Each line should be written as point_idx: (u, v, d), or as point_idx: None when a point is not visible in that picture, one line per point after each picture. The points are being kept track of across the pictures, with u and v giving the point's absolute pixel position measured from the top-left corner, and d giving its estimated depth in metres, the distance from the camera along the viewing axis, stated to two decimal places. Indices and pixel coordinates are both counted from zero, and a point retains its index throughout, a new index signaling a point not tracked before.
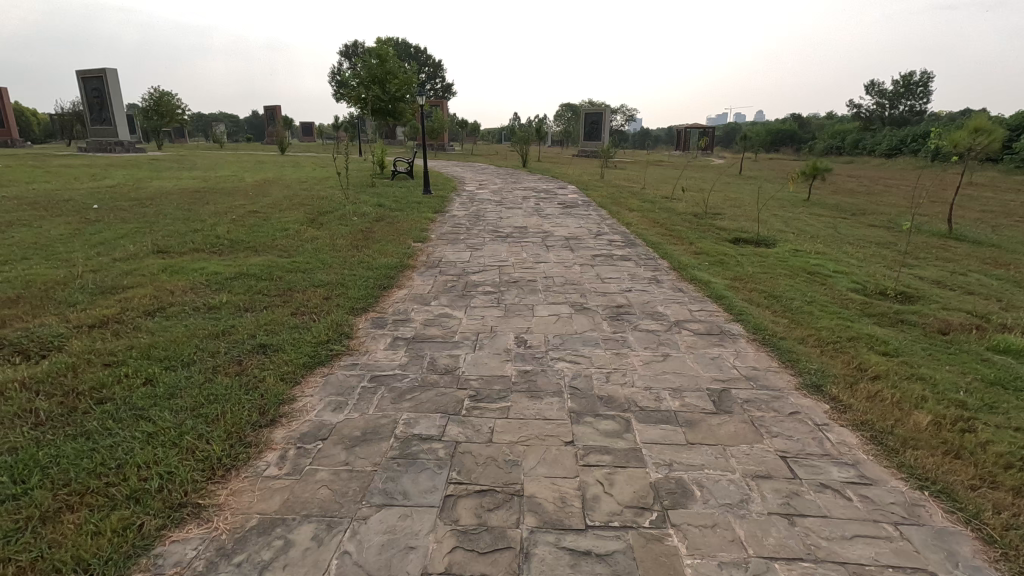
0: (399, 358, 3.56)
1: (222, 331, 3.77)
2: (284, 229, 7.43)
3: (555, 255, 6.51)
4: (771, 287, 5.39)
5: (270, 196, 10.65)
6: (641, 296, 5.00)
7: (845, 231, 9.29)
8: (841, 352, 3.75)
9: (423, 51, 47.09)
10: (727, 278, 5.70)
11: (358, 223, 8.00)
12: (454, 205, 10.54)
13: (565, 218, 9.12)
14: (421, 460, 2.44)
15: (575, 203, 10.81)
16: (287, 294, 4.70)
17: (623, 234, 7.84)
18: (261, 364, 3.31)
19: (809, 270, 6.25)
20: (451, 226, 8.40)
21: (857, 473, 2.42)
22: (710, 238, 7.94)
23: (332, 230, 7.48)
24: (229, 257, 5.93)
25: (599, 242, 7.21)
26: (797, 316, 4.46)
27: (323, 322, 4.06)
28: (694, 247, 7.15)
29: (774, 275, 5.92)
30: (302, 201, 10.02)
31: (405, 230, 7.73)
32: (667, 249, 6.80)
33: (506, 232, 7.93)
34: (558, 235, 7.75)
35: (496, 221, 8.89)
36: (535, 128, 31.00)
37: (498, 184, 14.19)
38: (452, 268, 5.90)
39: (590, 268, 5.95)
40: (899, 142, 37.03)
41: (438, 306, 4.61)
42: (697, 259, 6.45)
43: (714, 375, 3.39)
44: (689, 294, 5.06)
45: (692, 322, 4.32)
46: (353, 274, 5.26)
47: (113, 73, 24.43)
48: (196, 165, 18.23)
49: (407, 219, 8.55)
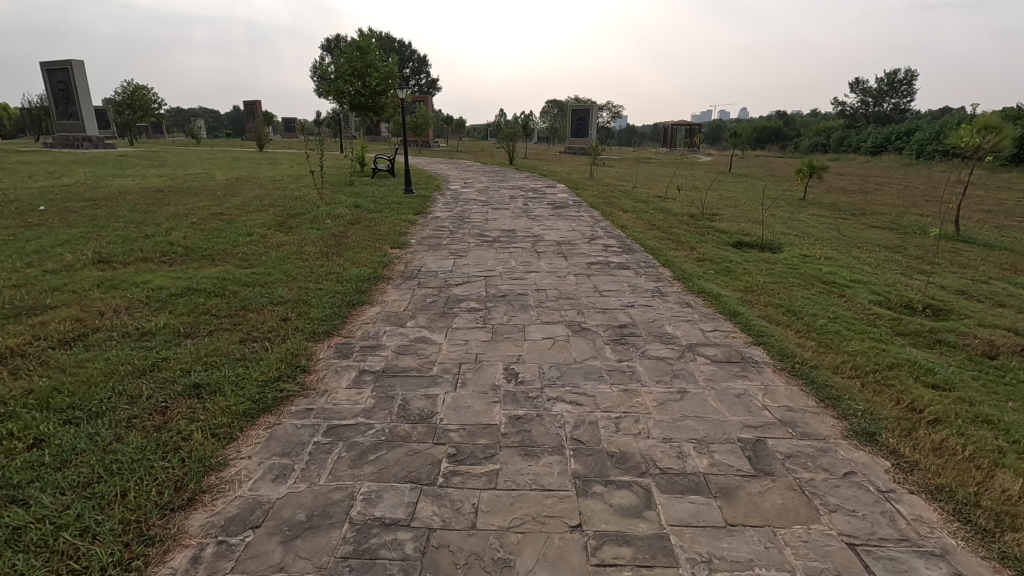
0: (363, 401, 2.94)
1: (150, 367, 3.12)
2: (248, 234, 6.76)
3: (547, 263, 5.93)
4: (787, 300, 4.87)
5: (239, 196, 9.95)
6: (646, 312, 4.43)
7: (849, 234, 8.82)
8: (886, 385, 3.21)
9: (407, 45, 46.12)
10: (737, 289, 5.16)
11: (331, 226, 7.34)
12: (437, 206, 9.91)
13: (556, 221, 8.54)
14: (381, 561, 1.84)
15: (566, 203, 10.25)
16: (239, 314, 4.05)
17: (618, 239, 7.27)
18: (190, 413, 2.67)
19: (823, 279, 5.74)
20: (433, 229, 7.79)
21: (952, 570, 1.86)
22: (710, 242, 7.42)
23: (302, 234, 6.82)
24: (179, 267, 5.26)
25: (593, 248, 6.65)
26: (824, 338, 3.92)
27: (276, 351, 3.41)
28: (696, 252, 6.61)
29: (787, 285, 5.40)
30: (273, 202, 9.32)
31: (382, 234, 7.09)
32: (667, 256, 6.26)
33: (492, 236, 7.34)
34: (549, 239, 7.17)
35: (482, 224, 8.30)
36: (522, 124, 30.35)
37: (484, 182, 13.56)
38: (433, 278, 5.29)
39: (586, 279, 5.38)
40: (884, 140, 36.98)
41: (415, 328, 3.99)
42: (701, 267, 5.91)
43: (743, 419, 2.82)
44: (699, 310, 4.51)
45: (707, 346, 3.76)
46: (318, 290, 4.63)
47: (80, 66, 23.36)
48: (167, 161, 17.36)
49: (385, 221, 7.91)
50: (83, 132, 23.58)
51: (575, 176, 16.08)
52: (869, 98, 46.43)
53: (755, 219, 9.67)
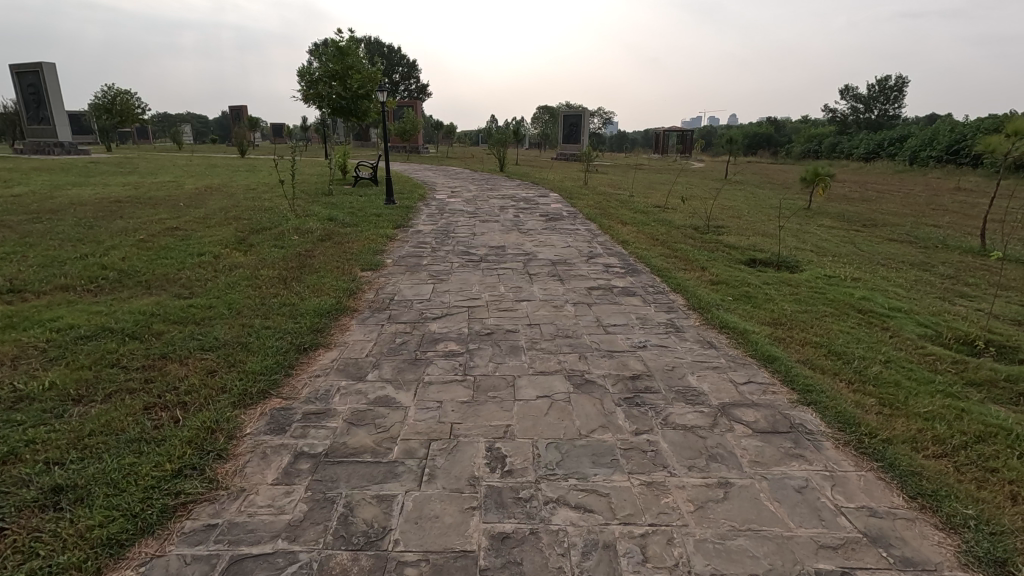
0: (290, 508, 2.12)
1: (3, 457, 2.29)
2: (199, 254, 5.92)
3: (541, 288, 5.14)
4: (825, 336, 4.12)
5: (203, 207, 9.09)
6: (662, 357, 3.65)
7: (867, 249, 8.15)
8: (987, 470, 2.46)
9: (396, 49, 45.30)
10: (764, 322, 4.40)
11: (296, 244, 6.51)
12: (421, 217, 9.13)
13: (550, 235, 7.77)
14: None
15: (559, 215, 9.53)
16: (156, 366, 3.22)
17: (619, 257, 6.51)
18: (28, 543, 1.85)
19: (857, 305, 5.02)
20: (413, 246, 6.99)
21: None
22: (721, 260, 6.71)
23: (261, 254, 5.99)
24: (103, 298, 4.42)
25: (593, 269, 5.90)
26: (887, 395, 3.16)
27: (188, 426, 2.58)
28: (708, 274, 5.88)
29: (820, 316, 4.65)
30: (238, 214, 8.48)
31: (354, 254, 6.27)
32: (678, 279, 5.52)
33: (479, 254, 6.57)
34: (542, 257, 6.39)
35: (468, 239, 7.51)
36: (513, 129, 29.66)
37: (472, 191, 12.80)
38: (407, 310, 4.49)
39: (587, 309, 4.59)
40: (877, 146, 36.70)
41: (377, 384, 3.18)
42: (716, 293, 5.16)
43: (817, 535, 2.04)
44: (725, 354, 3.74)
45: (745, 409, 2.98)
46: (265, 330, 3.81)
47: (52, 68, 22.26)
48: (138, 169, 16.45)
49: (360, 237, 7.10)
50: (54, 137, 22.54)
51: (566, 183, 15.40)
52: (860, 104, 46.34)
53: (762, 233, 8.98)
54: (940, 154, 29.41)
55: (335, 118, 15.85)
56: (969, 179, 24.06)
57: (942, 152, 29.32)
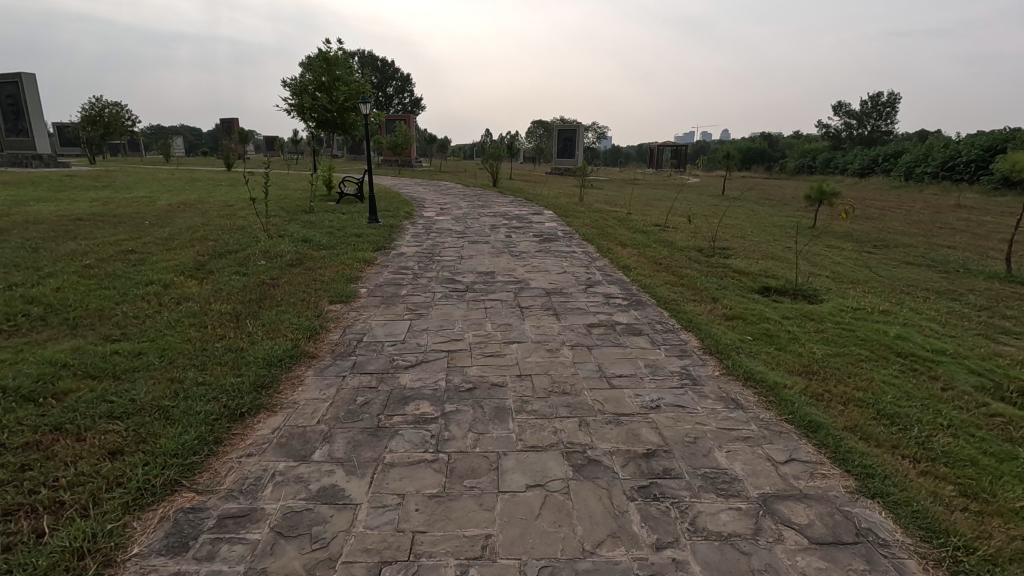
0: None
1: None
2: (147, 283, 5.23)
3: (533, 325, 4.48)
4: (869, 391, 3.49)
5: (169, 227, 8.41)
6: (680, 423, 2.99)
7: (885, 274, 7.58)
8: None
9: (390, 63, 45.03)
10: (795, 371, 3.76)
11: (261, 271, 5.84)
12: (405, 238, 8.50)
13: (543, 259, 7.14)
14: None
15: (554, 235, 8.93)
16: (43, 444, 2.53)
17: (621, 286, 5.88)
18: None
19: (895, 346, 4.39)
20: (393, 272, 6.33)
21: None
22: (732, 289, 6.10)
23: (219, 283, 5.31)
24: (12, 342, 3.72)
25: (591, 301, 5.27)
26: (967, 481, 2.52)
27: (48, 547, 1.90)
28: (722, 307, 5.26)
29: (856, 362, 4.02)
30: (206, 235, 7.80)
31: (324, 282, 5.61)
32: (689, 314, 4.89)
33: (466, 281, 5.92)
34: (535, 286, 5.75)
35: (455, 263, 6.87)
36: (506, 144, 29.21)
37: (462, 208, 12.18)
38: (376, 356, 3.82)
39: (586, 354, 3.94)
40: (871, 161, 36.58)
41: (323, 468, 2.50)
42: (733, 333, 4.53)
43: None
44: (755, 417, 3.08)
45: (793, 504, 2.32)
46: (195, 388, 3.12)
47: (32, 78, 21.62)
48: (114, 183, 15.77)
49: (334, 262, 6.43)
50: (32, 150, 21.83)
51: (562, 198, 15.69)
52: (853, 120, 46.37)
53: (771, 256, 8.40)
54: (936, 170, 29.22)
55: (322, 131, 15.27)
56: (968, 195, 23.78)
57: (937, 168, 29.15)
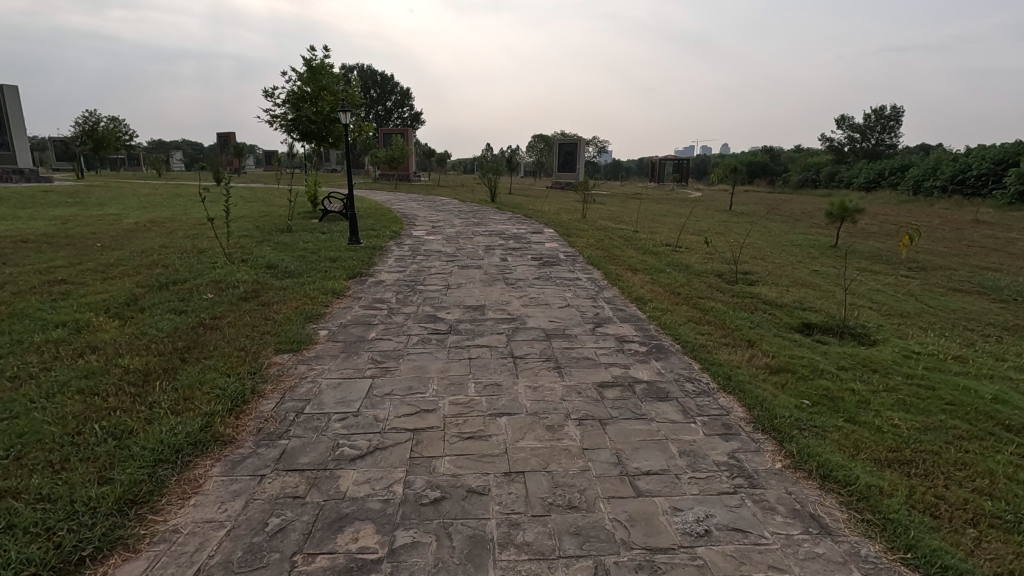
0: None
1: None
2: (53, 327, 4.24)
3: (528, 387, 3.48)
4: (997, 496, 2.51)
5: (122, 250, 7.45)
6: (746, 570, 1.98)
7: (936, 303, 6.61)
8: None
9: (388, 77, 44.47)
10: (886, 460, 2.77)
11: (203, 307, 4.86)
12: (387, 262, 7.55)
13: (543, 288, 6.17)
14: None
15: (555, 258, 7.98)
16: None
17: (636, 325, 4.90)
18: None
19: (997, 414, 3.40)
20: (366, 306, 5.36)
21: None
22: (768, 327, 5.13)
23: (144, 326, 4.32)
24: None
25: (602, 348, 4.28)
26: None
27: None
28: (762, 355, 4.28)
29: (957, 444, 3.03)
30: (157, 260, 6.82)
31: (277, 322, 4.63)
32: (726, 368, 3.91)
33: (450, 319, 4.95)
34: (532, 326, 4.75)
35: (439, 294, 5.88)
36: (506, 158, 28.45)
37: (456, 226, 11.25)
38: (315, 440, 2.82)
39: (599, 434, 2.94)
40: (878, 174, 35.77)
41: None
42: (785, 395, 3.53)
43: None
44: (856, 555, 2.07)
45: None
46: (26, 511, 2.12)
47: (15, 92, 20.89)
48: (90, 199, 14.84)
49: (297, 295, 5.46)
50: (14, 165, 21.12)
51: (551, 199, 21.62)
52: (857, 133, 45.72)
53: (801, 282, 7.40)
54: (946, 184, 28.38)
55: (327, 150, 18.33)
56: (984, 210, 22.79)
57: (947, 181, 28.31)
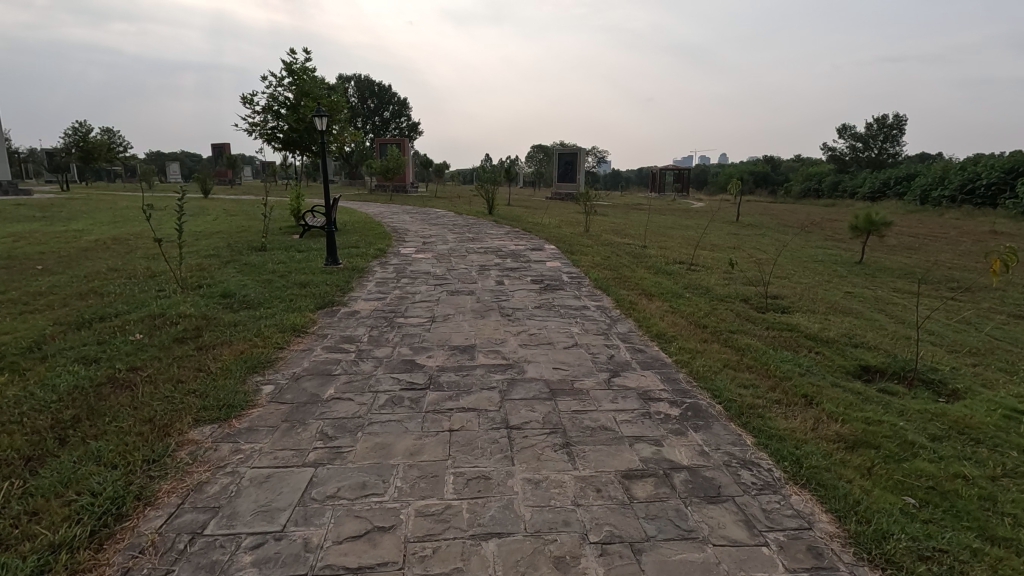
0: None
1: None
2: None
3: (528, 482, 2.52)
4: None
5: (64, 275, 6.52)
6: None
7: (1002, 335, 5.66)
8: None
9: (387, 87, 43.71)
10: None
11: (122, 354, 3.91)
12: (367, 286, 6.62)
13: (546, 320, 5.22)
14: None
15: (558, 281, 7.04)
16: None
17: (661, 374, 3.94)
18: None
19: None
20: (331, 347, 4.41)
21: None
22: (821, 373, 4.18)
23: (33, 385, 3.36)
24: None
25: (623, 410, 3.31)
26: None
27: None
28: (829, 419, 3.32)
29: None
30: (96, 286, 5.88)
31: (211, 373, 3.67)
32: (790, 443, 2.95)
33: (431, 367, 3.98)
34: (533, 378, 3.79)
35: (421, 330, 4.92)
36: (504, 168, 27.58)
37: (448, 242, 10.32)
38: None
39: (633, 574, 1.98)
40: (883, 184, 34.90)
41: None
42: (880, 491, 2.56)
43: None
44: None
45: None
46: None
47: None
48: (63, 213, 13.96)
49: (248, 333, 4.51)
50: None
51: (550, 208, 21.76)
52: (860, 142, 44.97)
53: (840, 309, 6.44)
54: (954, 194, 27.42)
55: None
56: (999, 221, 21.77)
57: (956, 191, 27.38)
